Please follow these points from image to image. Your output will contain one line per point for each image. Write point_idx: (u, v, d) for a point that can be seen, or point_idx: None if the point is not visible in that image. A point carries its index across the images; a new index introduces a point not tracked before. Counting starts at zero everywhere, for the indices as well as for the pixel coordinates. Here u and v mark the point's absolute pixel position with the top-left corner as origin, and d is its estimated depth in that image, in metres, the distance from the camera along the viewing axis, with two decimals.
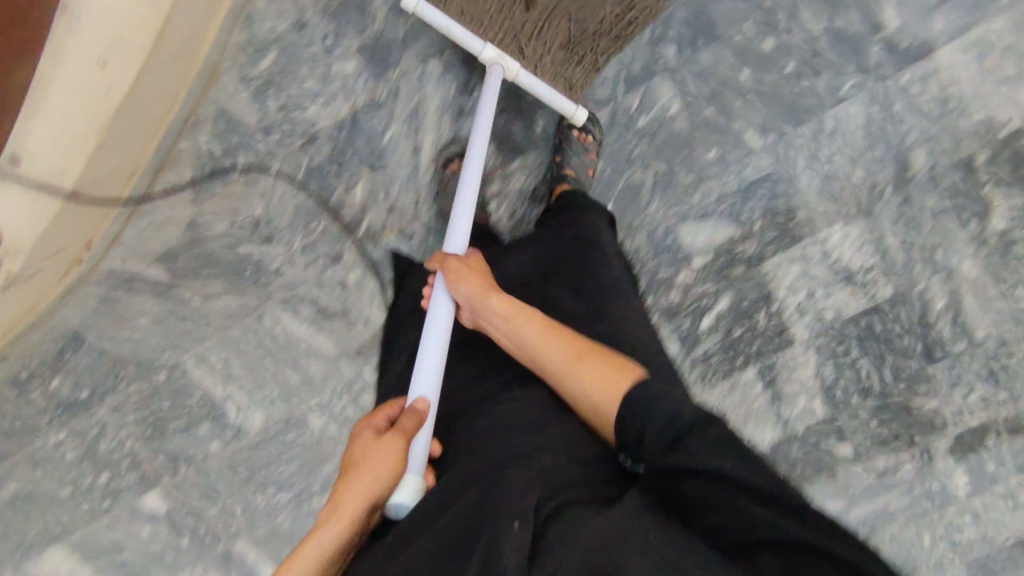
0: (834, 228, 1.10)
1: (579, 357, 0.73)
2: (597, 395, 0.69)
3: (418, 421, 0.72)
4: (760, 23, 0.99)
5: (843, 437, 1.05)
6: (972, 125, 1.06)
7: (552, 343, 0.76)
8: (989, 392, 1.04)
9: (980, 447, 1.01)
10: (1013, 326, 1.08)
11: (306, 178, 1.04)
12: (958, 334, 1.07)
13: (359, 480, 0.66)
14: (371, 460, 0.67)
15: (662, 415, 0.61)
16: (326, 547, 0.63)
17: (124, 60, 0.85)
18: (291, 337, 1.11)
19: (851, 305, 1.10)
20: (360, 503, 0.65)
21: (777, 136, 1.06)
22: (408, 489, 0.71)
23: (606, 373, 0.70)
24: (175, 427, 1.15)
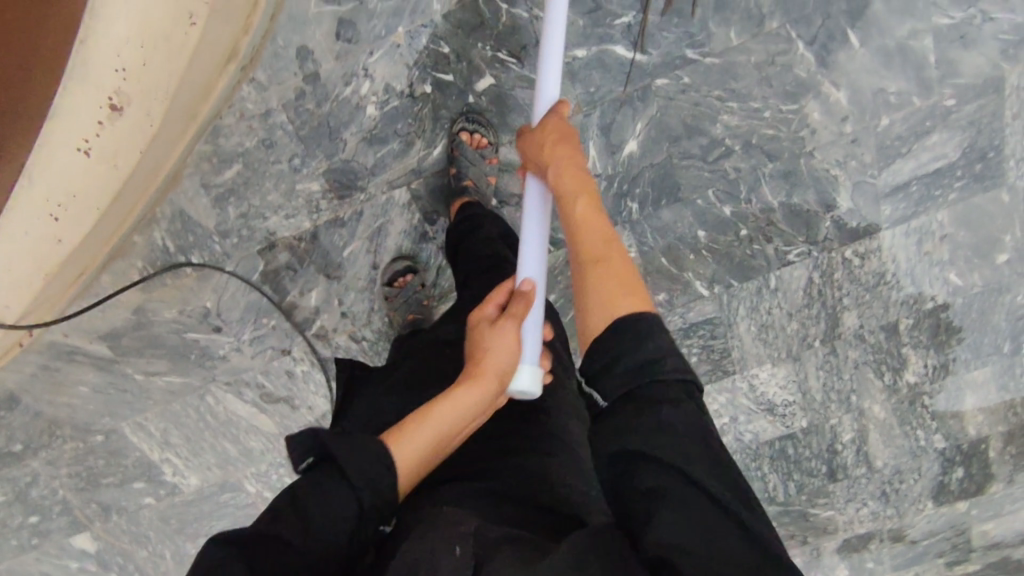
0: (761, 367, 1.18)
1: (595, 262, 0.65)
2: (602, 299, 0.61)
3: (529, 306, 0.73)
4: (722, 193, 1.00)
5: None
6: (903, 296, 1.12)
7: (586, 234, 0.67)
8: (877, 509, 1.24)
9: (860, 547, 1.26)
10: (903, 458, 1.23)
11: (259, 278, 1.02)
12: (860, 462, 1.23)
13: (488, 358, 0.70)
14: (492, 343, 0.70)
15: (641, 353, 0.56)
16: (453, 421, 0.66)
17: (80, 215, 0.81)
18: (237, 412, 1.14)
19: (768, 431, 1.23)
20: (494, 375, 0.69)
21: (723, 287, 1.09)
22: (528, 376, 0.72)
23: (614, 288, 0.61)
24: (115, 477, 1.20)
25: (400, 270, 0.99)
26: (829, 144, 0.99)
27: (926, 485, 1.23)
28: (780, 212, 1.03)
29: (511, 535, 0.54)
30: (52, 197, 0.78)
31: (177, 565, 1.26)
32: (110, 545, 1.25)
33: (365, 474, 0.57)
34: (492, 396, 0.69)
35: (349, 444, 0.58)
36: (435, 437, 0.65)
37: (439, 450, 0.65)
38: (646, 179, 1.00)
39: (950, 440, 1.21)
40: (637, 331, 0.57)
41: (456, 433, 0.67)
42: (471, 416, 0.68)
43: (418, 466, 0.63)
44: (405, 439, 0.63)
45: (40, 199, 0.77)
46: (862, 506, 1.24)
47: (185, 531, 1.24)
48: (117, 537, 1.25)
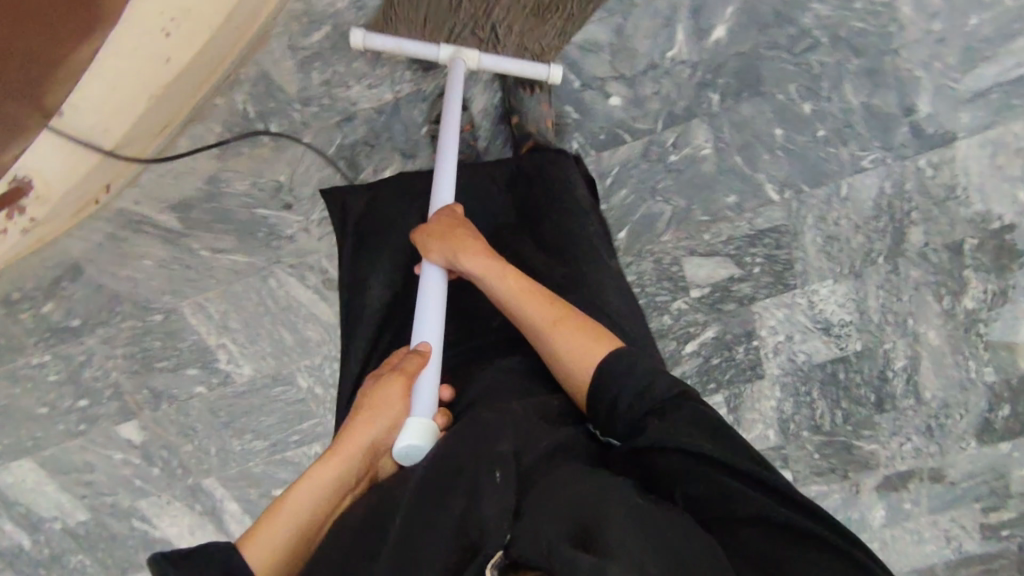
0: (822, 282, 1.19)
1: (553, 322, 0.72)
2: (570, 356, 0.70)
3: (422, 364, 0.73)
4: (804, 88, 1.02)
5: (786, 462, 1.25)
6: (969, 214, 1.13)
7: (524, 306, 0.74)
8: (920, 444, 1.20)
9: (900, 485, 1.19)
10: (951, 391, 1.20)
11: (334, 153, 1.02)
12: (908, 393, 1.20)
13: (362, 420, 0.67)
14: (366, 403, 0.69)
15: (636, 383, 0.65)
16: (319, 500, 0.63)
17: (190, 32, 0.91)
18: (294, 299, 1.12)
19: (821, 353, 1.21)
20: (359, 450, 0.66)
21: (794, 193, 1.09)
22: (419, 430, 0.67)
23: (584, 338, 0.70)
24: (172, 360, 1.21)
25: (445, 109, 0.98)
26: (916, 42, 1.00)
27: (972, 422, 1.19)
28: (860, 113, 1.04)
29: (549, 452, 0.63)
30: (165, 9, 0.87)
31: (220, 459, 1.23)
32: (156, 436, 1.24)
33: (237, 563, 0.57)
34: (360, 466, 0.66)
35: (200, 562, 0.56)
36: (299, 530, 0.62)
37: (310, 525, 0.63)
38: (730, 69, 1.02)
39: (1000, 373, 1.19)
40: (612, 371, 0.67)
41: (326, 502, 0.64)
42: (336, 490, 0.64)
43: (280, 562, 0.61)
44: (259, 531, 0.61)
45: (153, 10, 0.86)
46: (906, 440, 1.20)
47: (233, 426, 1.23)
48: (164, 428, 1.24)
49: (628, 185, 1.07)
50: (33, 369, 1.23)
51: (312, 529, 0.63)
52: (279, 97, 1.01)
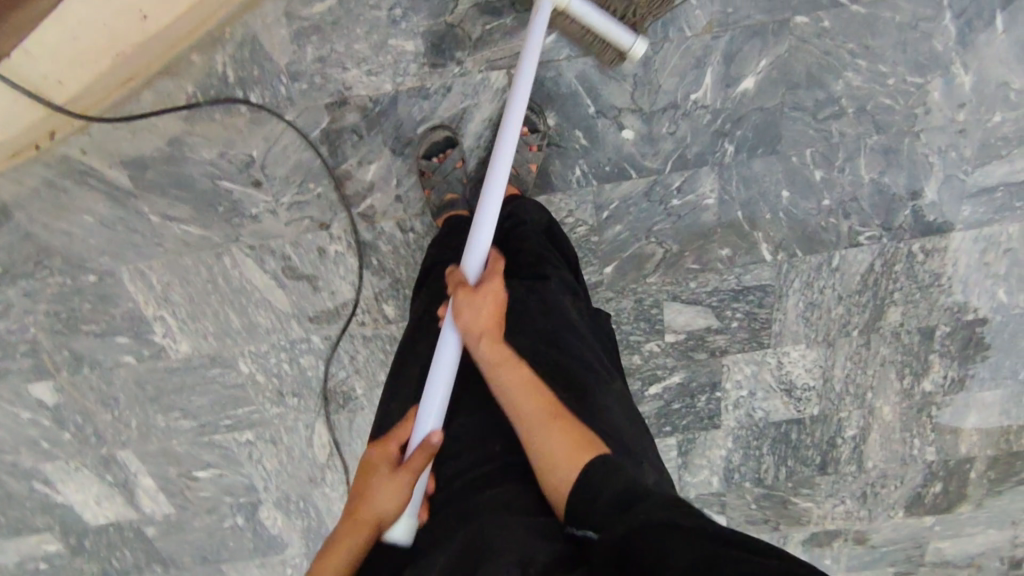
0: (796, 346, 1.16)
1: (550, 420, 0.61)
2: (551, 459, 0.58)
3: (425, 461, 0.65)
4: (819, 154, 0.97)
5: (724, 507, 1.32)
6: (949, 303, 1.12)
7: (527, 399, 0.63)
8: (851, 507, 1.30)
9: (824, 541, 1.32)
10: (893, 464, 1.27)
11: (319, 137, 0.93)
12: (852, 460, 1.27)
13: (372, 498, 0.64)
14: (376, 488, 0.64)
15: (615, 487, 0.54)
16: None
17: None
18: (250, 281, 1.04)
19: (779, 412, 1.24)
20: (368, 524, 0.62)
21: (787, 256, 1.06)
22: (406, 526, 0.66)
23: (580, 439, 0.59)
24: (96, 326, 1.08)
25: (439, 142, 0.91)
26: (937, 128, 0.97)
27: (903, 493, 1.28)
28: (867, 188, 1.00)
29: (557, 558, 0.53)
30: None
31: (142, 435, 1.17)
32: (72, 402, 1.14)
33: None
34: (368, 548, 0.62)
35: None
36: None
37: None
38: (751, 122, 0.95)
39: (941, 455, 1.26)
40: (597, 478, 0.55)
41: None
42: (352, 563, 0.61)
43: None
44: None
45: None
46: (840, 503, 1.30)
47: (160, 400, 1.15)
48: (83, 394, 1.14)
49: (624, 221, 1.01)
50: None
51: None
52: (263, 64, 0.89)
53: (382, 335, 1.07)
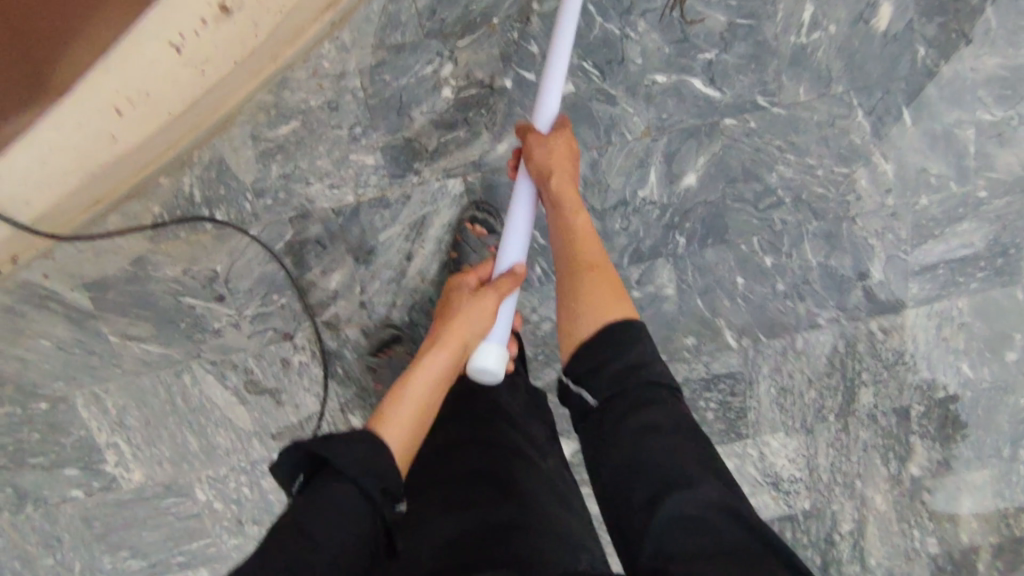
0: (775, 435, 1.14)
1: (589, 268, 0.77)
2: (579, 300, 0.74)
3: (513, 284, 0.82)
4: (766, 241, 1.02)
5: None
6: (917, 380, 1.12)
7: (580, 244, 0.79)
8: None
9: None
10: (896, 560, 1.22)
11: (284, 249, 0.95)
12: (854, 560, 1.24)
13: (461, 322, 0.78)
14: (471, 308, 0.79)
15: (628, 359, 0.67)
16: (432, 383, 0.73)
17: (143, 115, 0.80)
18: (209, 399, 1.02)
19: (770, 508, 1.20)
20: (462, 340, 0.77)
21: (751, 341, 1.07)
22: (494, 352, 0.80)
23: (609, 297, 0.73)
24: (44, 459, 1.03)
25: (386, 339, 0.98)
26: (870, 213, 1.02)
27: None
28: (816, 271, 1.04)
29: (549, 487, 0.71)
30: (122, 91, 0.76)
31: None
32: (14, 543, 1.08)
33: (364, 469, 0.57)
34: (459, 360, 0.77)
35: (342, 445, 0.58)
36: (422, 409, 0.70)
37: (426, 414, 0.71)
38: (698, 214, 1.00)
39: (943, 546, 1.20)
40: (618, 339, 0.68)
41: (438, 394, 0.74)
42: (442, 381, 0.74)
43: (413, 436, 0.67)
44: (395, 407, 0.68)
45: (109, 91, 0.75)
46: None
47: (109, 538, 1.09)
48: (26, 534, 1.08)
49: None
50: None
51: (427, 413, 0.71)
52: (226, 184, 0.92)
53: None
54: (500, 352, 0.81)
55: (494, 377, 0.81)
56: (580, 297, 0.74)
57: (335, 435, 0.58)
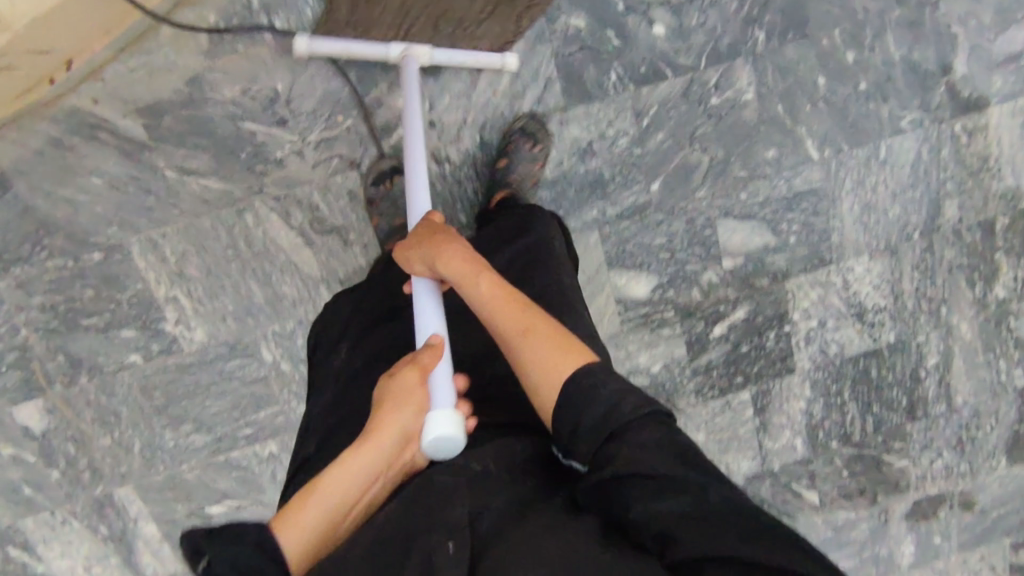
0: (859, 259, 1.10)
1: (525, 332, 0.63)
2: (538, 369, 0.61)
3: (436, 357, 0.65)
4: (847, 33, 1.00)
5: (813, 483, 1.22)
6: (1001, 188, 1.08)
7: (500, 310, 0.66)
8: (951, 462, 1.24)
9: (929, 511, 1.26)
10: (982, 397, 1.21)
11: (346, 64, 0.94)
12: (940, 398, 1.20)
13: (384, 414, 0.61)
14: (393, 396, 0.62)
15: (599, 406, 0.56)
16: (350, 482, 0.57)
17: None
18: (273, 242, 0.96)
19: (855, 344, 1.15)
20: (389, 434, 0.59)
21: (834, 152, 1.03)
22: (450, 418, 0.60)
23: (549, 350, 0.61)
24: (99, 319, 0.97)
25: (387, 170, 0.95)
26: None
27: (1002, 435, 1.24)
28: (900, 67, 1.01)
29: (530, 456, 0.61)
30: None
31: (146, 460, 1.03)
32: (67, 423, 1.00)
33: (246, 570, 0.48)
34: (393, 453, 0.59)
35: (229, 535, 0.49)
36: (336, 509, 0.56)
37: (332, 530, 0.55)
38: (776, 7, 0.99)
39: None
40: (587, 385, 0.58)
41: (359, 498, 0.58)
42: (367, 477, 0.58)
43: (320, 541, 0.54)
44: (294, 520, 0.54)
45: None
46: (937, 457, 1.23)
47: (169, 410, 1.02)
48: (79, 412, 1.00)
49: (665, 127, 1.00)
50: None
51: (349, 510, 0.57)
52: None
53: None
54: (455, 421, 0.60)
55: (458, 445, 0.60)
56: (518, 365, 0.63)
57: (222, 528, 0.50)
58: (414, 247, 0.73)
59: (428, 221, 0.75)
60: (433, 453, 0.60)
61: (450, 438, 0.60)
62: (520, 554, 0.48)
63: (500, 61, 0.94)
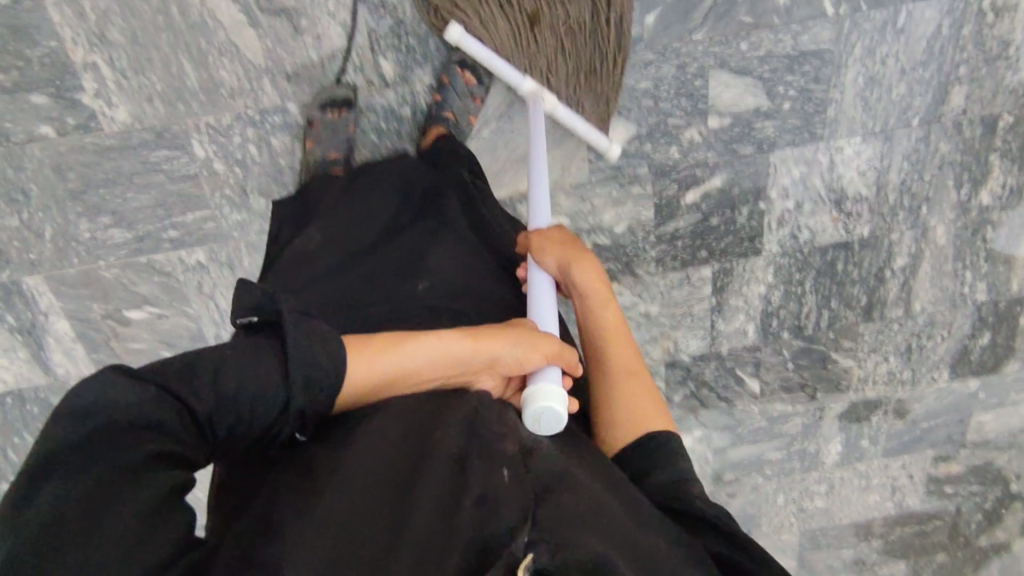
0: (850, 140, 1.03)
1: (630, 374, 0.68)
2: (633, 411, 0.64)
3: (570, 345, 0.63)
4: None
5: (757, 371, 1.21)
6: (1013, 81, 1.02)
7: (615, 346, 0.70)
8: (895, 369, 1.23)
9: (863, 415, 1.27)
10: (942, 307, 1.18)
11: None
12: (900, 302, 1.17)
13: (503, 332, 0.59)
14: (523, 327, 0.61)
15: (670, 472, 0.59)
16: (428, 359, 0.56)
17: None
18: (211, 14, 0.86)
19: (828, 234, 1.10)
20: (488, 352, 0.57)
21: (850, 10, 0.96)
22: (555, 397, 0.54)
23: (648, 399, 0.65)
24: (4, 78, 0.85)
25: (337, 99, 0.88)
26: None
27: (951, 348, 1.22)
28: None
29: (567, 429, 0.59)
30: None
31: (55, 249, 0.94)
32: None
33: (311, 374, 0.49)
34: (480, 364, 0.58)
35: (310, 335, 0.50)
36: (396, 372, 0.55)
37: (382, 390, 0.55)
38: None
39: (992, 294, 1.18)
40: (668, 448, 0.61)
41: (423, 377, 0.56)
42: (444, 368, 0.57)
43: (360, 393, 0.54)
44: (369, 356, 0.53)
45: None
46: (882, 362, 1.22)
47: (85, 198, 0.92)
48: None
49: None
50: None
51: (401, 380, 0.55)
52: None
53: (376, 106, 0.93)
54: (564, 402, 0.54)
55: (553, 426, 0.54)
56: (607, 396, 0.66)
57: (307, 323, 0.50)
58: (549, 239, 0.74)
59: (558, 230, 0.76)
60: (533, 420, 0.54)
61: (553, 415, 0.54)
62: (582, 510, 0.48)
63: (606, 146, 0.95)
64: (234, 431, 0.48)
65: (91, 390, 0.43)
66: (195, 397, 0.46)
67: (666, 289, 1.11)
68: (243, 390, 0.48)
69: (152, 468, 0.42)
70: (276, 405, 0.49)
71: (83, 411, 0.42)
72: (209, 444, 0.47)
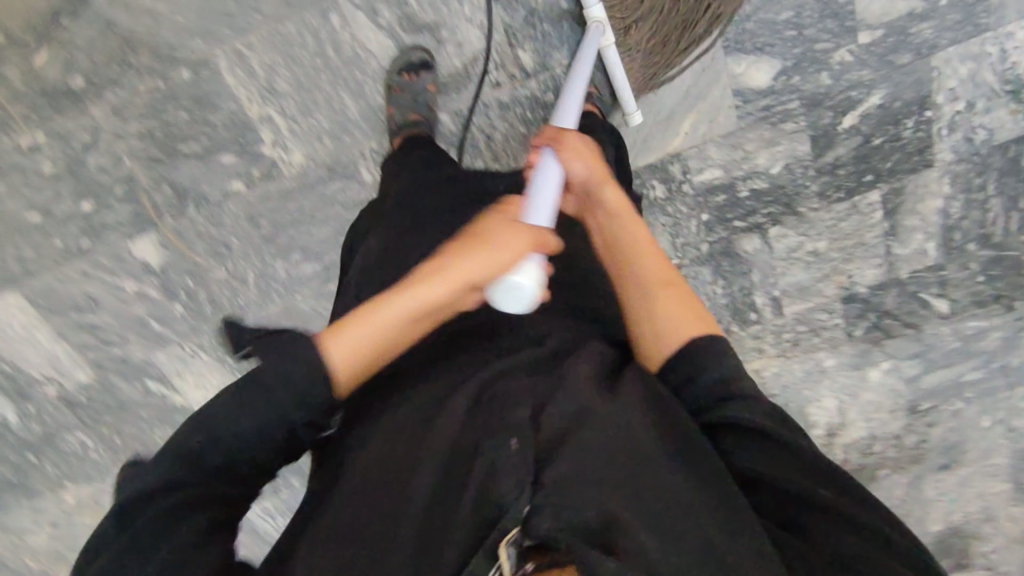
0: (1020, 23, 0.97)
1: (665, 285, 0.60)
2: (665, 328, 0.57)
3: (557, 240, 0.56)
4: None
5: (943, 290, 1.05)
6: None
7: (645, 255, 0.62)
8: None
9: None
10: None
11: None
12: None
13: (475, 255, 0.54)
14: (495, 237, 0.54)
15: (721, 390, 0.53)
16: (380, 323, 0.53)
17: None
18: (361, 46, 0.93)
19: (1006, 129, 1.00)
20: (460, 284, 0.54)
21: None
22: (521, 283, 0.53)
23: (672, 311, 0.58)
24: (196, 145, 0.95)
25: (415, 63, 0.92)
26: None
27: None
28: None
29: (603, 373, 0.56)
30: None
31: (259, 292, 1.00)
32: (181, 255, 0.99)
33: (296, 394, 0.48)
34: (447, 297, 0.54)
35: (282, 352, 0.49)
36: (381, 341, 0.53)
37: (375, 359, 0.53)
38: None
39: None
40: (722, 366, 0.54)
41: (395, 338, 0.54)
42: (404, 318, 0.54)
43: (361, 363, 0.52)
44: (347, 333, 0.52)
45: None
46: None
47: (277, 240, 0.98)
48: (191, 245, 0.98)
49: None
50: (21, 157, 0.94)
51: (385, 349, 0.54)
52: None
53: (522, 98, 0.94)
54: (535, 284, 0.52)
55: (523, 304, 0.53)
56: (634, 311, 0.59)
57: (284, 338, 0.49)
58: (568, 135, 0.65)
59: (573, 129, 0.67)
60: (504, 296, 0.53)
61: (518, 294, 0.53)
62: (592, 478, 0.45)
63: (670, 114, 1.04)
64: (254, 460, 0.49)
65: (124, 484, 0.49)
66: (215, 450, 0.48)
67: (834, 220, 1.06)
68: (239, 426, 0.48)
69: (173, 524, 0.46)
70: (279, 433, 0.49)
71: (113, 501, 0.47)
72: (247, 478, 0.50)
